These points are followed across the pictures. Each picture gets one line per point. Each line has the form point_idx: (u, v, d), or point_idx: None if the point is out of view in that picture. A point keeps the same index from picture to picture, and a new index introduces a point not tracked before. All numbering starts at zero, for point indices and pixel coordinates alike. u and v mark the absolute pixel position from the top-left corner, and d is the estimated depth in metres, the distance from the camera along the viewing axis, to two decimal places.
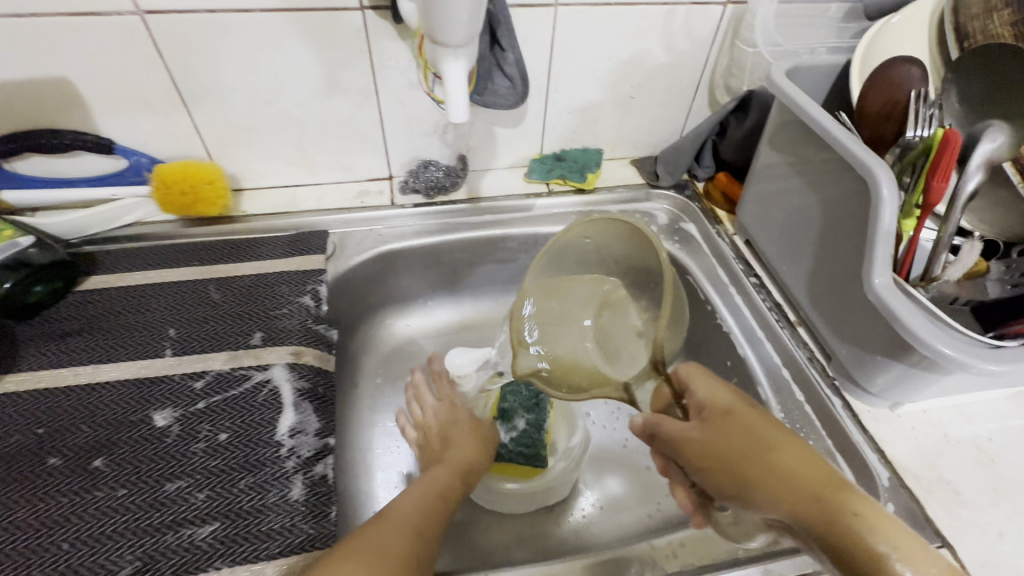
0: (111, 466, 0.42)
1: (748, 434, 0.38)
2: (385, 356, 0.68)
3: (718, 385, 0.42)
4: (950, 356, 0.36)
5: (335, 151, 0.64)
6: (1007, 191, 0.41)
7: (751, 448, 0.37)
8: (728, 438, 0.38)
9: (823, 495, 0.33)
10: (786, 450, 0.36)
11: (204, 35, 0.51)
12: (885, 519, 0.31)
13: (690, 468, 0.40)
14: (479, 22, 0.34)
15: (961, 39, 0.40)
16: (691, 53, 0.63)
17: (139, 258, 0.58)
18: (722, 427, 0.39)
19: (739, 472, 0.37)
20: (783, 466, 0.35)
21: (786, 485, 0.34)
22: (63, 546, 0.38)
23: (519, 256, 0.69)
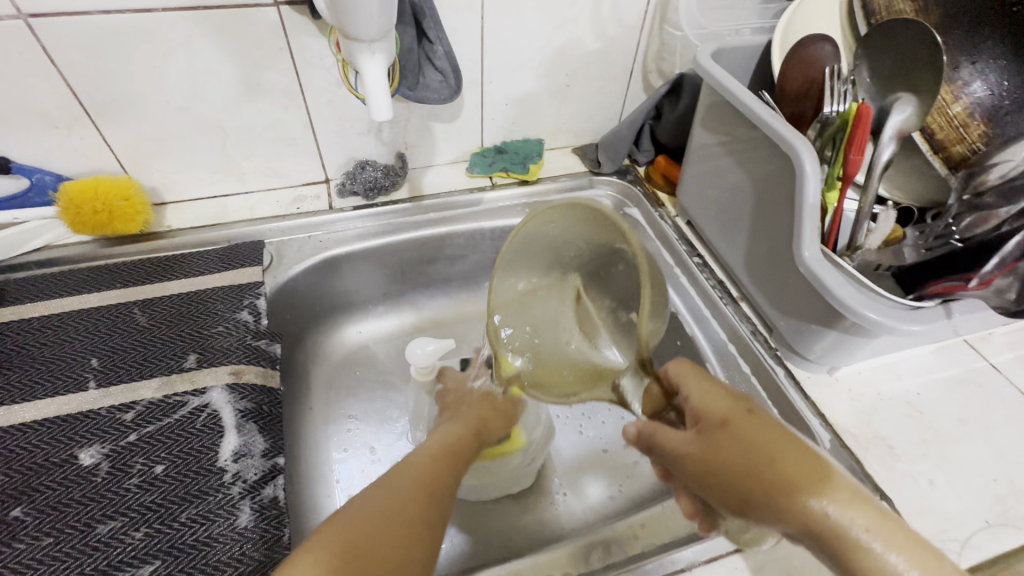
0: (33, 514, 0.39)
1: (748, 444, 0.32)
2: (337, 365, 0.65)
3: (712, 385, 0.37)
4: (876, 321, 0.37)
5: (264, 156, 0.61)
6: (918, 159, 0.43)
7: (753, 465, 0.31)
8: (730, 455, 0.33)
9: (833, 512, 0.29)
10: (788, 461, 0.31)
11: (101, 39, 0.47)
12: (899, 535, 0.28)
13: (690, 483, 0.35)
14: (392, 15, 0.32)
15: (869, 16, 0.43)
16: (622, 38, 0.63)
17: (51, 285, 0.53)
18: (719, 440, 0.33)
19: (743, 492, 0.32)
20: (794, 486, 0.30)
21: (793, 505, 0.30)
22: None
23: (467, 252, 0.68)
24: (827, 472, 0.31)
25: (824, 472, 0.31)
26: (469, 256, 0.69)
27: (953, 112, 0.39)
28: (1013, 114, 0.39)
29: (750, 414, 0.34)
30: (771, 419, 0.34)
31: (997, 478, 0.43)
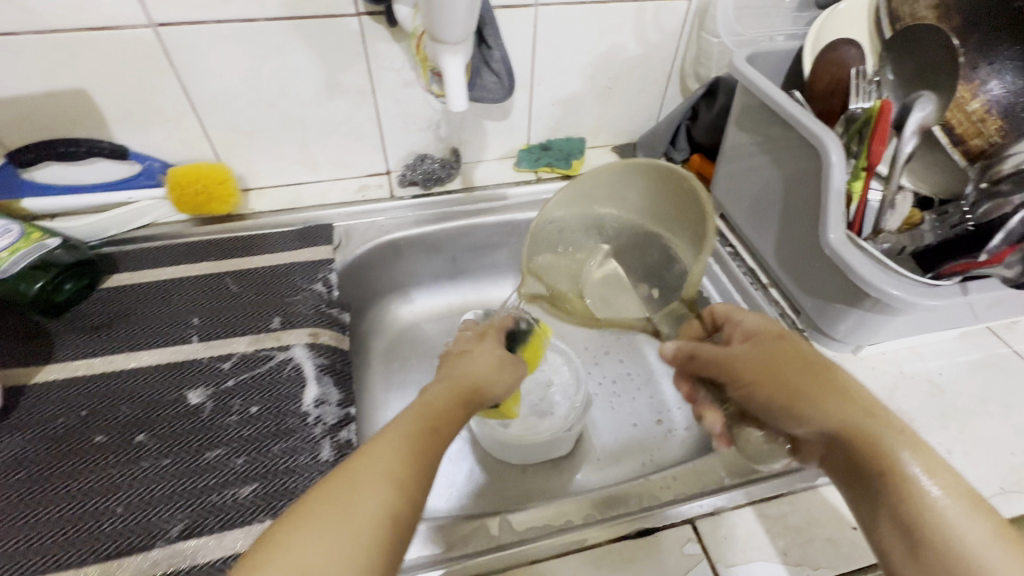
0: (154, 439, 0.46)
1: (803, 357, 0.39)
2: (392, 338, 0.72)
3: (766, 320, 0.44)
4: (897, 296, 0.41)
5: (337, 149, 0.68)
6: (941, 153, 0.47)
7: (807, 367, 0.38)
8: (771, 363, 0.39)
9: (867, 416, 0.34)
10: (818, 376, 0.37)
11: (212, 44, 0.55)
12: (918, 441, 0.32)
13: (739, 382, 0.41)
14: (473, 21, 0.38)
15: (894, 22, 0.48)
16: (662, 44, 0.68)
17: (156, 256, 0.61)
18: (776, 348, 0.40)
19: (790, 385, 0.38)
20: (821, 394, 0.36)
21: (835, 402, 0.36)
22: (117, 510, 0.42)
23: (512, 240, 0.74)
24: (859, 391, 0.36)
25: (852, 391, 0.36)
26: (514, 244, 0.75)
27: (971, 108, 0.43)
28: None
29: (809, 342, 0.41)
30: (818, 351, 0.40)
31: (1015, 452, 0.46)
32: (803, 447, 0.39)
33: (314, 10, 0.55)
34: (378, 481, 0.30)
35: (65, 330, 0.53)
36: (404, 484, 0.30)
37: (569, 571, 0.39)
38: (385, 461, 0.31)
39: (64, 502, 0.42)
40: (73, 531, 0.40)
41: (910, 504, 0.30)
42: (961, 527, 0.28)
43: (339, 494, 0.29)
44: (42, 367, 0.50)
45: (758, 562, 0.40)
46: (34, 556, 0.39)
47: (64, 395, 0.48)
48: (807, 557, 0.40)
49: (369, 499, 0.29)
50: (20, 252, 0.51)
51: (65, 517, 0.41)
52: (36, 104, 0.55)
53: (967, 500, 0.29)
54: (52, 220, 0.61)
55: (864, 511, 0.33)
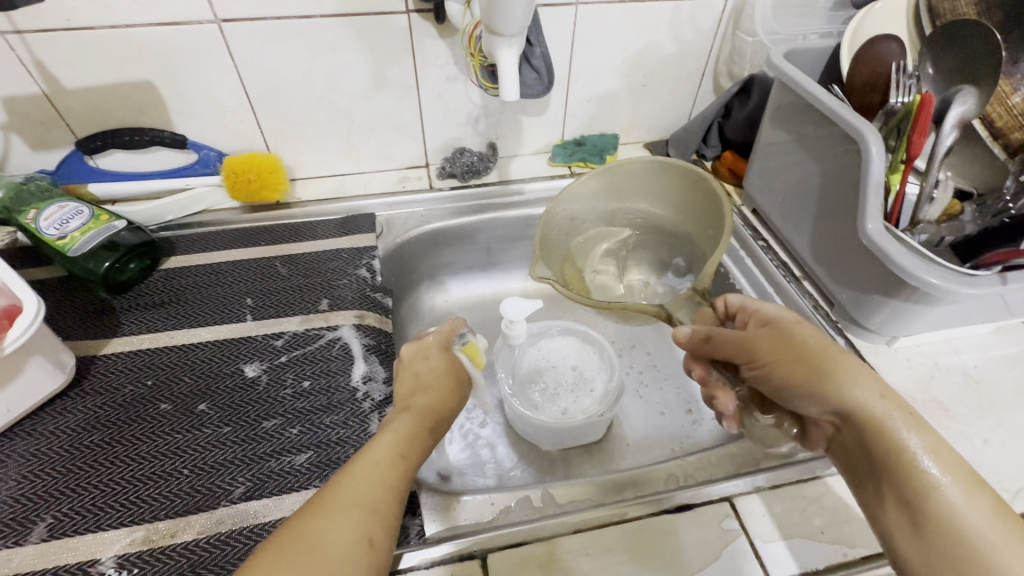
0: (215, 408, 0.49)
1: (822, 338, 0.38)
2: (428, 326, 0.74)
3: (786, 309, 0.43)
4: (937, 285, 0.42)
5: (380, 141, 0.71)
6: (980, 147, 0.48)
7: (825, 349, 0.38)
8: (787, 346, 0.39)
9: (883, 400, 0.34)
10: (833, 356, 0.37)
11: (270, 38, 0.58)
12: (923, 423, 0.33)
13: (757, 363, 0.40)
14: (529, 15, 0.41)
15: (934, 18, 0.49)
16: (697, 43, 0.70)
17: (211, 240, 0.65)
18: (795, 331, 0.40)
19: (812, 367, 0.37)
20: (843, 376, 0.36)
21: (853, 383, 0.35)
22: (183, 472, 0.44)
23: None
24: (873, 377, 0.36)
25: (867, 371, 0.36)
26: None
27: (1011, 102, 0.44)
28: None
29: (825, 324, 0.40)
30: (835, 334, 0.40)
31: None
32: (810, 430, 0.40)
33: (367, 7, 0.58)
34: (359, 501, 0.32)
35: (129, 306, 0.56)
36: (377, 508, 0.32)
37: (611, 541, 0.41)
38: (357, 487, 0.33)
39: (134, 463, 0.45)
40: (143, 490, 0.43)
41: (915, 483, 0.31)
42: (960, 508, 0.30)
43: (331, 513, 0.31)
44: (110, 340, 0.53)
45: (795, 539, 0.41)
46: (108, 511, 0.42)
47: (131, 365, 0.51)
48: (844, 535, 0.41)
49: (351, 517, 0.31)
50: (91, 232, 0.55)
51: (135, 476, 0.44)
52: (107, 95, 0.59)
53: (968, 480, 0.30)
54: (114, 205, 0.64)
55: (870, 489, 0.34)
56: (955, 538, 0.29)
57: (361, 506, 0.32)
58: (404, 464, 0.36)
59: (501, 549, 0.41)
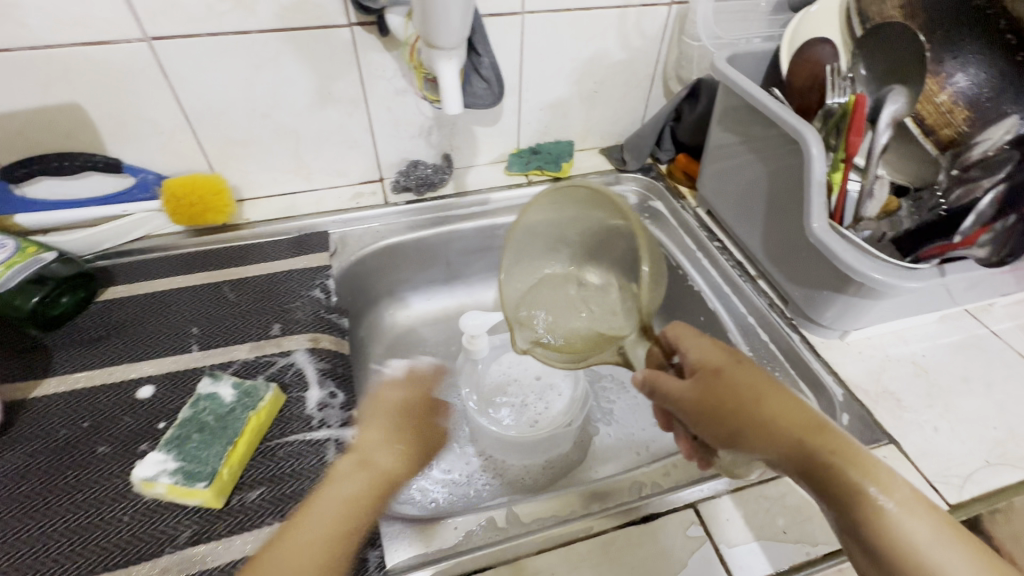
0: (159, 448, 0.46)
1: (739, 386, 0.39)
2: (389, 343, 0.73)
3: (706, 343, 0.42)
4: (881, 281, 0.43)
5: (330, 157, 0.69)
6: (914, 145, 0.49)
7: (741, 400, 0.38)
8: (719, 395, 0.39)
9: (804, 439, 0.35)
10: (770, 399, 0.37)
11: (205, 56, 0.56)
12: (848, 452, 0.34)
13: (688, 422, 0.41)
14: (467, 28, 0.40)
15: (864, 21, 0.50)
16: (645, 49, 0.71)
17: (153, 268, 0.61)
18: (712, 384, 0.40)
19: (734, 424, 0.37)
20: (765, 425, 0.36)
21: (771, 433, 0.36)
22: (124, 519, 0.41)
23: (506, 242, 0.75)
24: (793, 411, 0.37)
25: (788, 409, 0.37)
26: None
27: (939, 100, 0.45)
28: (992, 100, 0.45)
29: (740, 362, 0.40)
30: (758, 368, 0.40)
31: (997, 426, 0.48)
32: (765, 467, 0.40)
33: (306, 21, 0.57)
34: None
35: (63, 342, 0.53)
36: None
37: (578, 558, 0.40)
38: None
39: (69, 513, 0.41)
40: (79, 543, 0.40)
41: (873, 518, 0.31)
42: (913, 530, 0.31)
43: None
44: (41, 381, 0.50)
45: (759, 541, 0.41)
46: (39, 569, 0.38)
47: (65, 407, 0.48)
48: (806, 533, 0.41)
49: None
50: (16, 266, 0.52)
51: (70, 528, 0.41)
52: (30, 119, 0.56)
53: (906, 499, 0.31)
54: (45, 235, 0.61)
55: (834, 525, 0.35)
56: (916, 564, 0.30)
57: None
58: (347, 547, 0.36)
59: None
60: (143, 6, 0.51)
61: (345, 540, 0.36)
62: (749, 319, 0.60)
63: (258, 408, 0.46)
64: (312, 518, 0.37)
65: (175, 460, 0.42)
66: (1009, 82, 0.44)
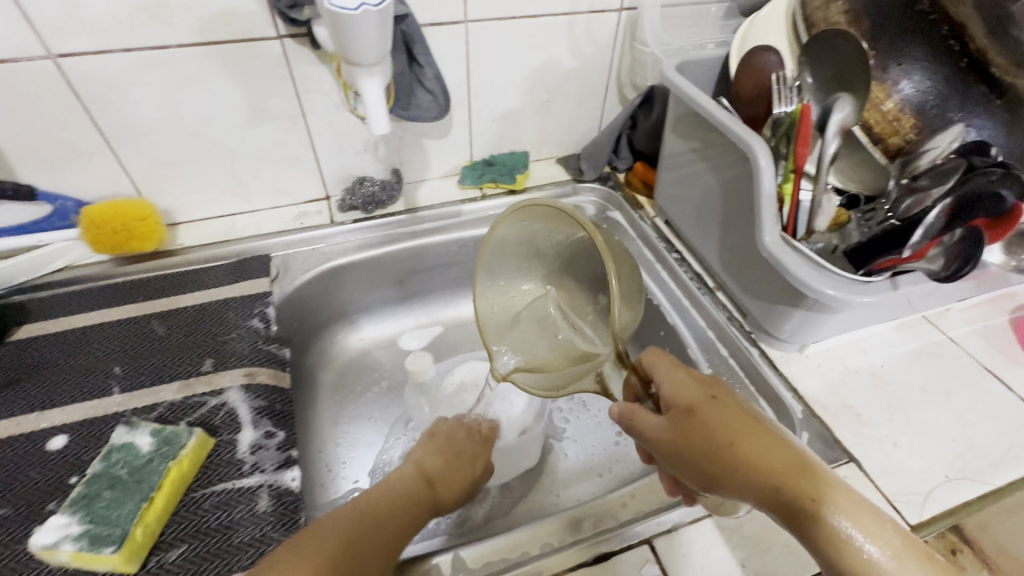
0: None
1: (715, 429, 0.36)
2: (341, 369, 0.69)
3: (681, 374, 0.39)
4: (833, 296, 0.41)
5: (269, 176, 0.65)
6: (864, 152, 0.48)
7: (718, 446, 0.35)
8: (695, 439, 0.36)
9: (784, 486, 0.33)
10: (752, 441, 0.35)
11: (120, 73, 0.52)
12: (833, 494, 0.33)
13: (663, 464, 0.38)
14: (387, 43, 0.37)
15: (810, 27, 0.48)
16: (596, 56, 0.69)
17: (74, 301, 0.57)
18: (688, 427, 0.36)
19: (711, 471, 0.35)
20: (743, 472, 0.34)
21: (751, 479, 0.34)
22: None
23: (462, 258, 0.73)
24: (772, 452, 0.34)
25: (767, 449, 0.35)
26: (466, 262, 0.73)
27: (886, 108, 0.45)
28: (937, 109, 0.44)
29: (714, 399, 0.37)
30: (732, 402, 0.37)
31: (956, 438, 0.47)
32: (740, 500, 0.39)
33: (231, 34, 0.53)
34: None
35: None
36: None
37: None
38: None
39: None
40: None
41: (861, 574, 0.30)
42: None
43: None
44: None
45: None
46: None
47: None
48: (765, 565, 0.40)
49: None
50: None
51: None
52: None
53: (897, 547, 0.30)
54: None
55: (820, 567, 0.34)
56: None
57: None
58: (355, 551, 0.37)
59: None
60: (45, 21, 0.47)
61: (350, 547, 0.37)
62: (708, 334, 0.58)
63: (179, 458, 0.42)
64: (313, 527, 0.38)
65: (80, 524, 0.38)
66: (951, 91, 0.45)
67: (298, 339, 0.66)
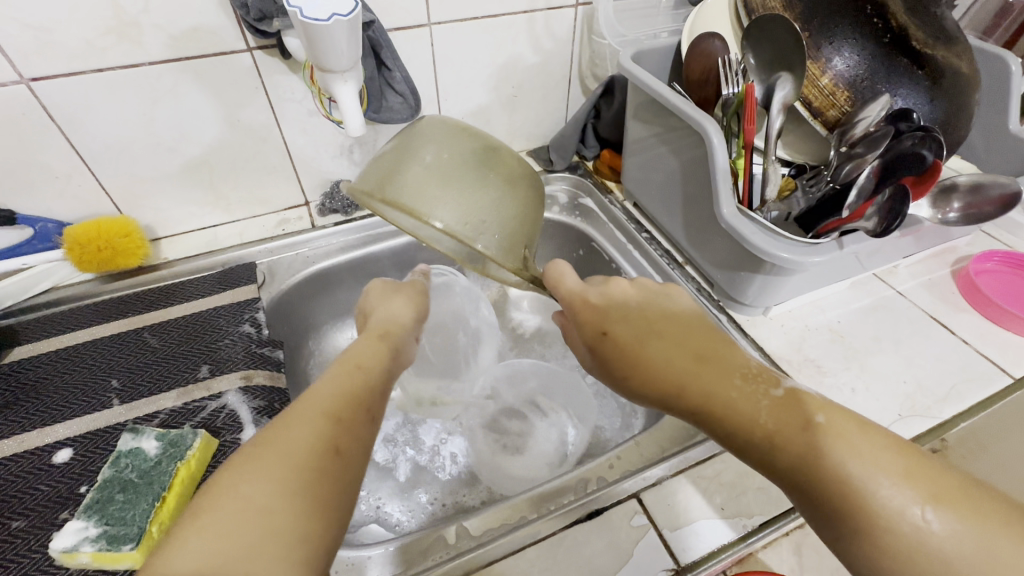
0: None
1: (613, 359, 0.39)
2: None
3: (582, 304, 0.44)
4: (787, 259, 0.45)
5: (248, 185, 0.67)
6: (806, 126, 0.53)
7: (617, 376, 0.39)
8: (602, 369, 0.41)
9: (676, 404, 0.35)
10: (655, 352, 0.37)
11: (93, 92, 0.53)
12: (733, 396, 0.33)
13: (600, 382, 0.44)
14: (358, 50, 0.40)
15: (750, 13, 0.52)
16: (557, 51, 0.72)
17: (64, 321, 0.58)
18: (597, 359, 0.41)
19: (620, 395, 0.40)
20: (641, 396, 0.38)
21: (649, 401, 0.37)
22: None
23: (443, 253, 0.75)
24: (660, 374, 0.36)
25: (654, 372, 0.36)
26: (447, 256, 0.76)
27: (822, 84, 0.49)
28: (868, 82, 0.49)
29: (605, 335, 0.40)
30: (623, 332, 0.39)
31: (907, 380, 0.51)
32: None
33: (202, 49, 0.54)
34: (263, 468, 0.29)
35: None
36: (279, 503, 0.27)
37: (526, 565, 0.40)
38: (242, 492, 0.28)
39: None
40: None
41: (792, 460, 0.30)
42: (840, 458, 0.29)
43: (233, 496, 0.27)
44: None
45: (700, 520, 0.43)
46: None
47: None
48: (743, 507, 0.43)
49: (276, 483, 0.28)
50: None
51: None
52: None
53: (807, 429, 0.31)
54: None
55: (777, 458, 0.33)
56: (851, 495, 0.28)
57: (289, 458, 0.29)
58: (346, 415, 0.33)
59: None
60: (15, 47, 0.48)
61: (346, 405, 0.34)
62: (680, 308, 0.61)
63: (187, 457, 0.44)
64: (309, 392, 0.35)
65: (97, 526, 0.40)
66: (877, 65, 0.49)
67: (289, 342, 0.68)
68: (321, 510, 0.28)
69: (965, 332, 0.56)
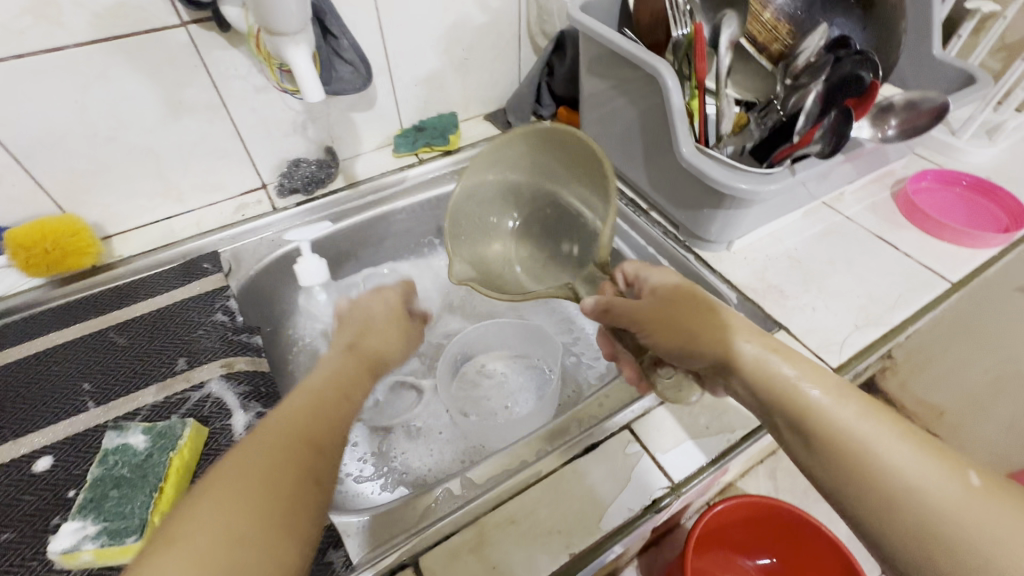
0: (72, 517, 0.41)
1: (689, 313, 0.44)
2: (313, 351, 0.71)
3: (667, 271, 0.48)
4: (746, 189, 0.47)
5: (199, 172, 0.64)
6: (753, 62, 0.55)
7: (692, 331, 0.42)
8: (673, 315, 0.44)
9: (765, 370, 0.39)
10: (738, 324, 0.42)
11: (16, 82, 0.49)
12: (820, 375, 0.38)
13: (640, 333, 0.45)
14: (306, 10, 0.39)
15: None
16: (504, 9, 0.71)
17: (18, 330, 0.54)
18: (664, 313, 0.44)
19: (684, 338, 0.43)
20: (721, 336, 0.42)
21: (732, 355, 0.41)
22: None
23: (411, 224, 0.75)
24: (750, 342, 0.41)
25: (748, 327, 0.42)
26: (416, 228, 0.75)
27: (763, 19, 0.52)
28: None
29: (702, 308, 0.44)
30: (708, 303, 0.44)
31: (860, 294, 0.55)
32: (705, 380, 0.44)
33: (132, 27, 0.51)
34: (235, 502, 0.30)
35: None
36: (245, 537, 0.29)
37: (533, 502, 0.42)
38: (198, 533, 0.28)
39: None
40: None
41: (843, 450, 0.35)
42: (893, 455, 0.33)
43: (200, 523, 0.29)
44: None
45: (688, 442, 0.46)
46: None
47: None
48: (724, 424, 0.47)
49: (231, 521, 0.29)
50: None
51: None
52: None
53: (866, 411, 0.36)
54: None
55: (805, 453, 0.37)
56: (902, 490, 0.32)
57: (263, 490, 0.31)
58: (324, 442, 0.36)
59: (429, 550, 0.40)
60: None
61: (316, 431, 0.36)
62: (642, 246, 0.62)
63: (179, 447, 0.43)
64: (279, 415, 0.36)
65: (95, 524, 0.39)
66: None
67: (264, 329, 0.67)
68: (282, 531, 0.30)
69: (906, 247, 0.60)
